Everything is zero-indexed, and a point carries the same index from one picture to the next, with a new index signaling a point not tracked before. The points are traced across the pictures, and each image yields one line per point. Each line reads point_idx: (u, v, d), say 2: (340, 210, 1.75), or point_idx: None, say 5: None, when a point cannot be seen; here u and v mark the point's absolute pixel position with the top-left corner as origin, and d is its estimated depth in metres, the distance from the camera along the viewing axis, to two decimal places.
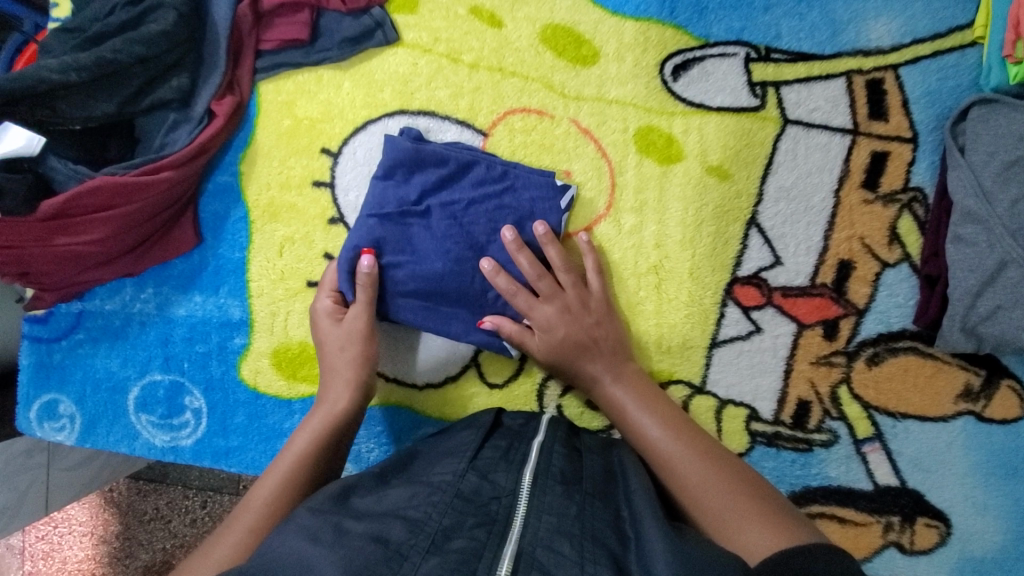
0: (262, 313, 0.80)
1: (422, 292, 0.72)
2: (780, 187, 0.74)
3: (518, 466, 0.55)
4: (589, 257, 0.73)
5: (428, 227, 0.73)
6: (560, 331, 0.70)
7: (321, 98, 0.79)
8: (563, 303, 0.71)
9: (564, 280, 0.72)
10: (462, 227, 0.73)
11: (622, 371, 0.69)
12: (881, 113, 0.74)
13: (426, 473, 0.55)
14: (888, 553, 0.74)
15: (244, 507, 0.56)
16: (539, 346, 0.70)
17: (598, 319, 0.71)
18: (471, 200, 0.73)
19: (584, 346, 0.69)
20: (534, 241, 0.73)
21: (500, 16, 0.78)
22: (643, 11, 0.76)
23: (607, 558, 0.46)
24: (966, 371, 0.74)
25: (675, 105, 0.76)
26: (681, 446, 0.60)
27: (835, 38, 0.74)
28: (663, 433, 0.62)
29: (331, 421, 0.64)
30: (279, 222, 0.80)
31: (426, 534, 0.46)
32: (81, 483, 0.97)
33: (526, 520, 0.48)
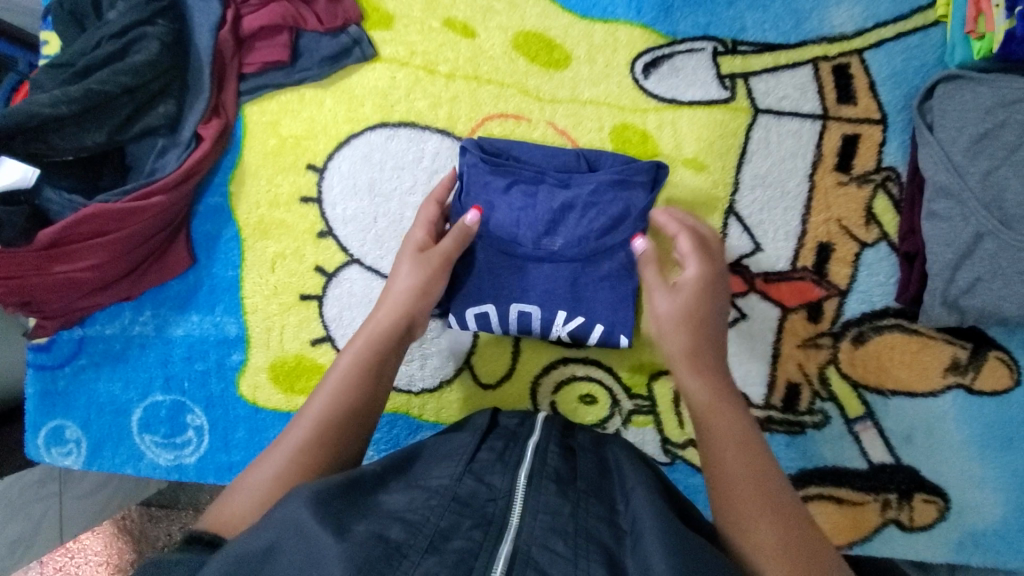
0: (258, 329, 0.82)
1: (506, 298, 0.74)
2: (755, 175, 0.76)
3: (513, 467, 0.56)
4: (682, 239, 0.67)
5: (539, 209, 0.73)
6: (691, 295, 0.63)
7: (304, 116, 0.81)
8: (705, 288, 0.63)
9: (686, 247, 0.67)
10: (601, 197, 0.73)
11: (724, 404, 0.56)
12: (849, 96, 0.75)
13: (423, 477, 0.56)
14: (888, 531, 0.75)
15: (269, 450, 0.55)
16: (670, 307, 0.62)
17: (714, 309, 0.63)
18: (630, 180, 0.72)
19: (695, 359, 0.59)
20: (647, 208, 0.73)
21: (473, 26, 0.79)
22: (611, 13, 0.77)
23: (599, 552, 0.47)
24: (952, 345, 0.75)
25: (648, 102, 0.77)
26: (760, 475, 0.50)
27: (799, 27, 0.75)
28: (745, 459, 0.51)
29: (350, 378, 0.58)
30: (269, 239, 0.82)
31: (425, 534, 0.46)
32: (93, 512, 0.99)
33: (521, 519, 0.49)
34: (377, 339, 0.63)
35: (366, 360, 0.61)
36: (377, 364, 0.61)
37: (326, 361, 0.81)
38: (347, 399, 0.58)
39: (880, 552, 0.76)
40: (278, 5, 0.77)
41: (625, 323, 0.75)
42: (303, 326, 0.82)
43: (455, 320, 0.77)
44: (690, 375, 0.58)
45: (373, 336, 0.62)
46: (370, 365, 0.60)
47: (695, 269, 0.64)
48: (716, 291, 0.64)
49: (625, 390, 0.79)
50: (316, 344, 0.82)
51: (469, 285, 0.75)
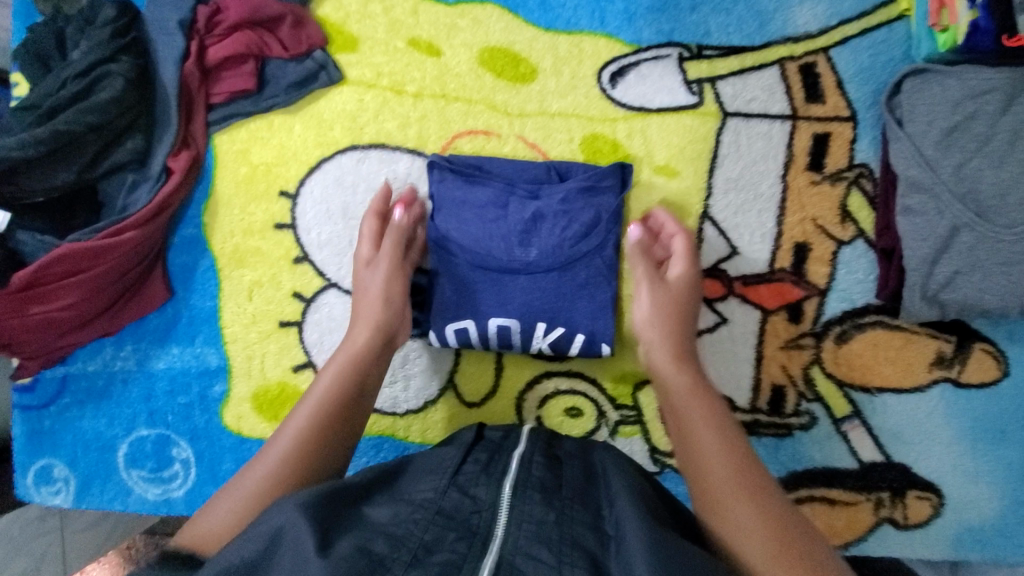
0: (239, 358, 0.82)
1: (484, 312, 0.74)
2: (728, 178, 0.75)
3: (498, 479, 0.55)
4: (676, 239, 0.72)
5: (513, 221, 0.73)
6: (670, 304, 0.69)
7: (274, 142, 0.80)
8: (680, 290, 0.70)
9: (678, 246, 0.71)
10: (573, 205, 0.73)
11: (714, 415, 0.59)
12: (818, 95, 0.74)
13: (408, 491, 0.54)
14: (883, 530, 0.75)
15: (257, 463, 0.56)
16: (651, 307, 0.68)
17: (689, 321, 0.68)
18: (599, 185, 0.73)
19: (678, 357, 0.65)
20: (614, 212, 0.73)
21: (438, 44, 0.78)
22: (575, 24, 0.77)
23: (585, 560, 0.46)
24: (937, 339, 0.74)
25: (617, 111, 0.76)
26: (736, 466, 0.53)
27: (763, 28, 0.74)
28: (723, 453, 0.55)
29: (334, 399, 0.60)
30: (245, 267, 0.81)
31: (408, 548, 0.46)
32: (97, 545, 0.95)
33: (507, 529, 0.48)
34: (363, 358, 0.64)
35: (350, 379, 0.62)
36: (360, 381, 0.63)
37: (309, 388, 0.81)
38: (330, 420, 0.59)
39: (875, 552, 0.75)
40: (242, 34, 0.76)
41: (605, 333, 0.74)
42: (284, 353, 0.81)
43: (435, 337, 0.76)
44: (671, 368, 0.64)
45: (350, 357, 0.64)
46: (350, 387, 0.62)
47: (681, 268, 0.70)
48: (693, 294, 0.70)
49: (610, 403, 0.79)
50: (298, 370, 0.81)
51: (448, 301, 0.74)
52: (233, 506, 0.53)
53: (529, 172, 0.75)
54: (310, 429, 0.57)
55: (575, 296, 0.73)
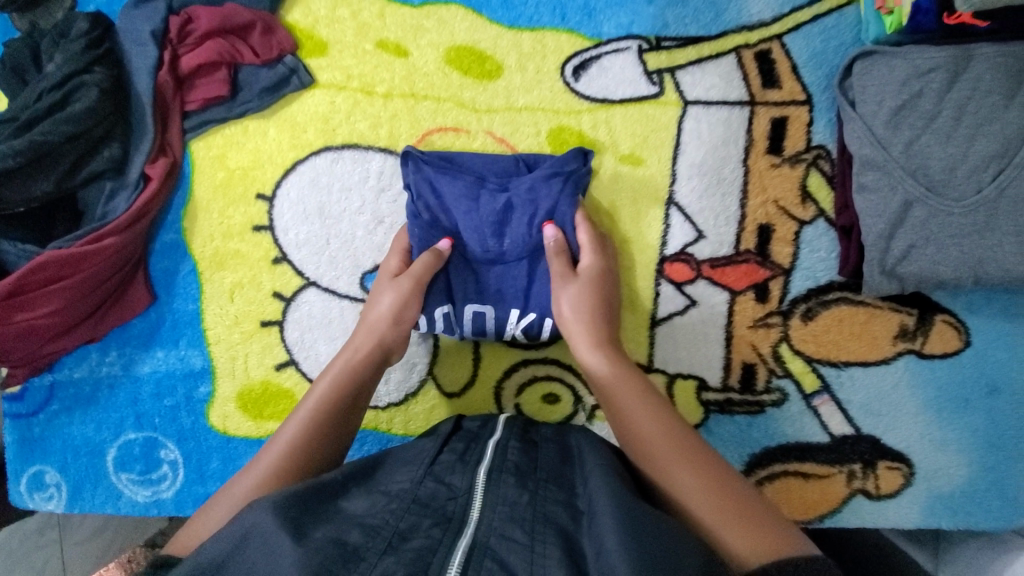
0: (222, 359, 0.84)
1: (462, 301, 0.77)
2: (691, 164, 0.78)
3: (472, 466, 0.57)
4: (581, 229, 0.74)
5: (487, 211, 0.74)
6: (593, 293, 0.71)
7: (250, 147, 0.82)
8: (597, 281, 0.72)
9: (583, 239, 0.74)
10: (538, 193, 0.74)
11: (640, 393, 0.62)
12: (774, 80, 0.76)
13: (385, 482, 0.56)
14: (857, 501, 0.77)
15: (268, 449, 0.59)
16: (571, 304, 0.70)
17: (609, 301, 0.72)
18: (560, 172, 0.74)
19: (597, 343, 0.67)
20: (578, 194, 0.75)
21: (405, 46, 0.80)
22: (537, 21, 0.79)
23: (555, 534, 0.48)
24: (899, 312, 0.76)
25: (581, 104, 0.79)
26: (671, 440, 0.57)
27: (719, 18, 0.76)
28: (657, 427, 0.58)
29: (329, 396, 0.63)
30: (226, 270, 0.83)
31: (383, 536, 0.47)
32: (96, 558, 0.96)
33: (481, 512, 0.50)
34: (351, 372, 0.66)
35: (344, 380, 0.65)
36: (348, 400, 0.64)
37: (292, 385, 0.83)
38: (332, 416, 0.62)
39: (851, 523, 0.77)
40: (214, 42, 0.79)
41: None
42: (266, 353, 0.83)
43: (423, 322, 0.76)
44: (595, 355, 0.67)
45: (348, 364, 0.66)
46: (346, 385, 0.64)
47: (589, 259, 0.73)
48: (605, 281, 0.73)
49: (587, 389, 0.80)
50: (280, 368, 0.83)
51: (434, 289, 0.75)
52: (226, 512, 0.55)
53: (500, 163, 0.77)
54: (310, 425, 0.60)
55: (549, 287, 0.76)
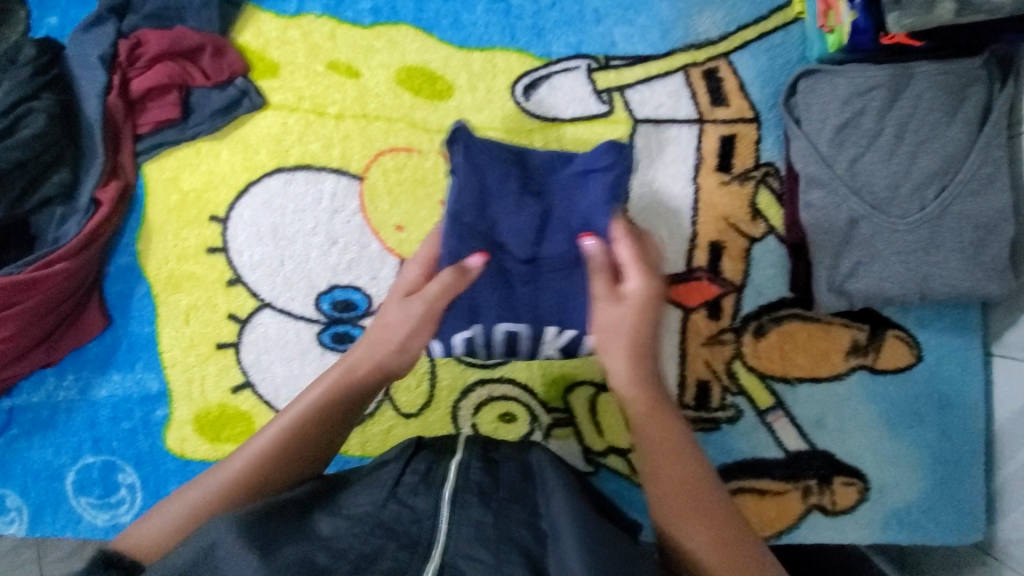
0: (179, 381, 0.83)
1: (494, 317, 0.68)
2: (642, 182, 0.78)
3: (436, 487, 0.53)
4: (622, 245, 0.64)
5: (523, 212, 0.65)
6: (636, 314, 0.61)
7: (202, 169, 0.82)
8: (646, 305, 0.62)
9: (625, 255, 0.63)
10: (557, 198, 0.66)
11: (665, 426, 0.56)
12: (722, 99, 0.76)
13: (346, 505, 0.51)
14: (812, 517, 0.76)
15: (225, 465, 0.54)
16: (602, 317, 0.62)
17: (653, 327, 0.61)
18: (595, 168, 0.66)
19: (637, 377, 0.58)
20: (615, 194, 0.65)
21: (356, 66, 0.80)
22: (487, 41, 0.79)
23: (521, 554, 0.46)
24: (851, 328, 0.76)
25: (531, 123, 0.79)
26: (692, 491, 0.52)
27: (666, 37, 0.77)
28: (677, 470, 0.53)
29: (303, 421, 0.57)
30: (181, 292, 0.83)
31: (348, 559, 0.44)
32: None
33: (447, 533, 0.47)
34: (332, 396, 0.59)
35: (325, 406, 0.58)
36: (321, 435, 0.57)
37: (249, 407, 0.82)
38: (302, 443, 0.56)
39: (806, 539, 0.77)
40: (163, 65, 0.79)
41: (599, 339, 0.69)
42: (223, 375, 0.83)
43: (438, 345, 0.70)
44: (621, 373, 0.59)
45: (330, 388, 0.59)
46: (327, 415, 0.58)
47: (637, 283, 0.62)
48: (654, 313, 0.62)
49: (542, 406, 0.80)
50: (237, 391, 0.82)
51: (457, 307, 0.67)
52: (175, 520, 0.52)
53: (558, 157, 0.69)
54: (284, 448, 0.55)
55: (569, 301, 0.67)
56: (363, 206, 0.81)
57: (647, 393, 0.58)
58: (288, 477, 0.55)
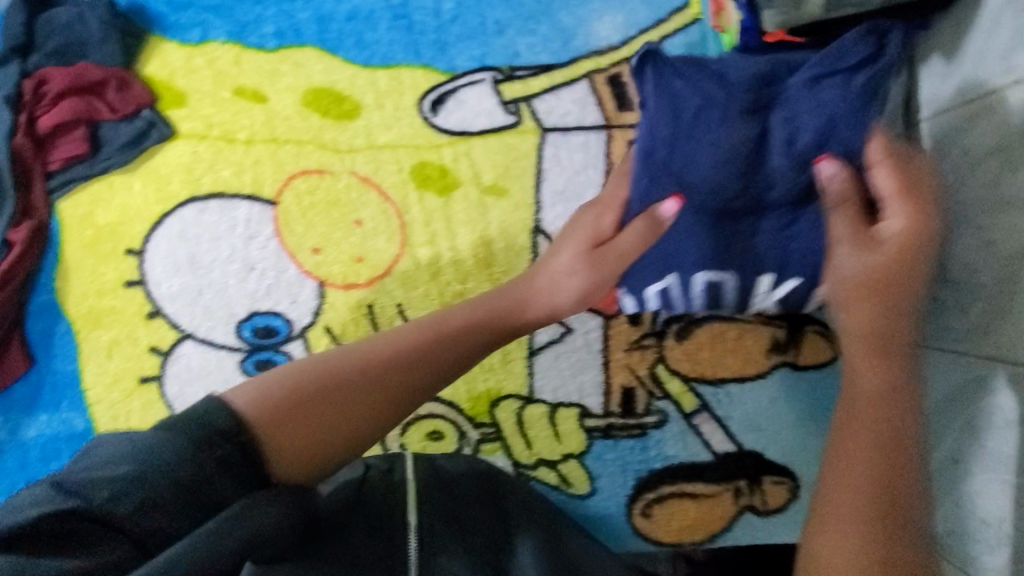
0: (105, 419, 0.81)
1: (643, 277, 0.67)
2: (554, 191, 0.77)
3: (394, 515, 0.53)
4: (881, 169, 0.54)
5: (692, 147, 0.60)
6: (912, 244, 0.52)
7: (116, 202, 0.81)
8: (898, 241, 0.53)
9: (888, 186, 0.54)
10: (797, 106, 0.59)
11: (891, 400, 0.47)
12: (627, 103, 0.77)
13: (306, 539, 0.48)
14: (745, 518, 0.75)
15: (324, 365, 0.50)
16: (853, 258, 0.53)
17: (911, 287, 0.51)
18: (828, 73, 0.58)
19: (880, 327, 0.50)
20: (867, 97, 0.57)
21: (263, 91, 0.80)
22: (391, 58, 0.80)
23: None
24: (770, 326, 0.75)
25: (440, 138, 0.79)
26: (880, 484, 0.43)
27: (568, 45, 0.78)
28: (884, 436, 0.45)
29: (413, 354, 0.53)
30: (102, 327, 0.81)
31: None
32: None
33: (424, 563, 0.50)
34: (439, 349, 0.55)
35: (425, 355, 0.54)
36: (413, 382, 0.52)
37: None
38: (405, 383, 0.52)
39: (741, 541, 0.76)
40: (69, 102, 0.79)
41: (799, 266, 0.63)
42: (148, 410, 0.80)
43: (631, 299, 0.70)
44: (866, 362, 0.49)
45: (437, 333, 0.56)
46: (427, 356, 0.54)
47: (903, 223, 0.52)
48: (922, 256, 0.52)
49: (469, 422, 0.78)
50: None
51: (648, 260, 0.66)
52: (266, 389, 0.47)
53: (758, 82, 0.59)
54: (384, 377, 0.51)
55: (672, 255, 0.65)
56: (278, 231, 0.80)
57: (892, 366, 0.49)
58: (386, 415, 0.50)
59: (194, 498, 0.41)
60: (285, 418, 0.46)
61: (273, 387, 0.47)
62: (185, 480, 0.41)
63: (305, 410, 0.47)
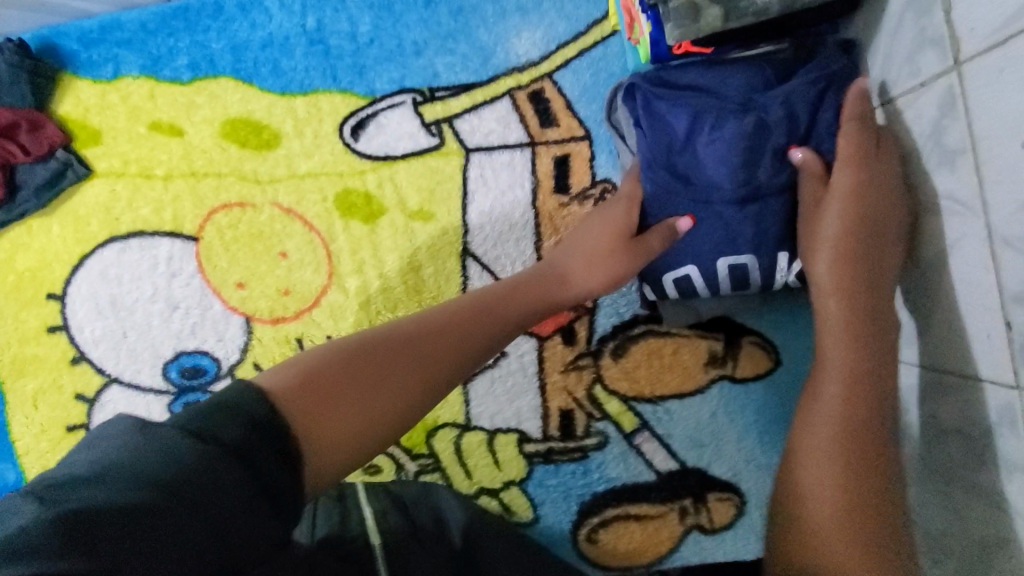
0: (33, 470, 0.78)
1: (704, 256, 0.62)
2: (482, 212, 0.75)
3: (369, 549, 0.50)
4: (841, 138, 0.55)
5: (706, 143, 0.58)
6: (868, 205, 0.53)
7: (35, 247, 0.79)
8: (865, 200, 0.54)
9: (845, 150, 0.54)
10: (790, 98, 0.57)
11: (851, 378, 0.51)
12: (550, 119, 0.75)
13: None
14: (692, 537, 0.73)
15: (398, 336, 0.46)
16: (839, 219, 0.54)
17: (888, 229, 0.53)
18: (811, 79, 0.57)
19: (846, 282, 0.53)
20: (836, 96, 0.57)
21: (180, 124, 0.78)
22: (309, 85, 0.78)
23: None
24: (706, 339, 0.74)
25: (363, 164, 0.77)
26: (845, 462, 0.48)
27: (487, 63, 0.76)
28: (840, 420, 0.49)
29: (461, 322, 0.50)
30: (25, 376, 0.79)
31: None
32: None
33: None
34: (473, 315, 0.52)
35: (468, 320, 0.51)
36: (453, 352, 0.48)
37: None
38: (453, 343, 0.48)
39: (690, 561, 0.73)
40: None
41: None
42: None
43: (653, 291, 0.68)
44: (841, 313, 0.53)
45: (468, 303, 0.52)
46: (479, 325, 0.51)
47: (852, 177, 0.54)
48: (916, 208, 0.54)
49: (406, 454, 0.75)
50: None
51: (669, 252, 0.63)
52: (301, 371, 0.41)
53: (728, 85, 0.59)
54: (424, 343, 0.46)
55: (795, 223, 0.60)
56: (202, 268, 0.77)
57: (865, 322, 0.52)
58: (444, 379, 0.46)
59: (194, 505, 0.32)
60: (326, 394, 0.40)
61: (330, 366, 0.41)
62: (186, 480, 0.32)
63: (344, 386, 0.41)
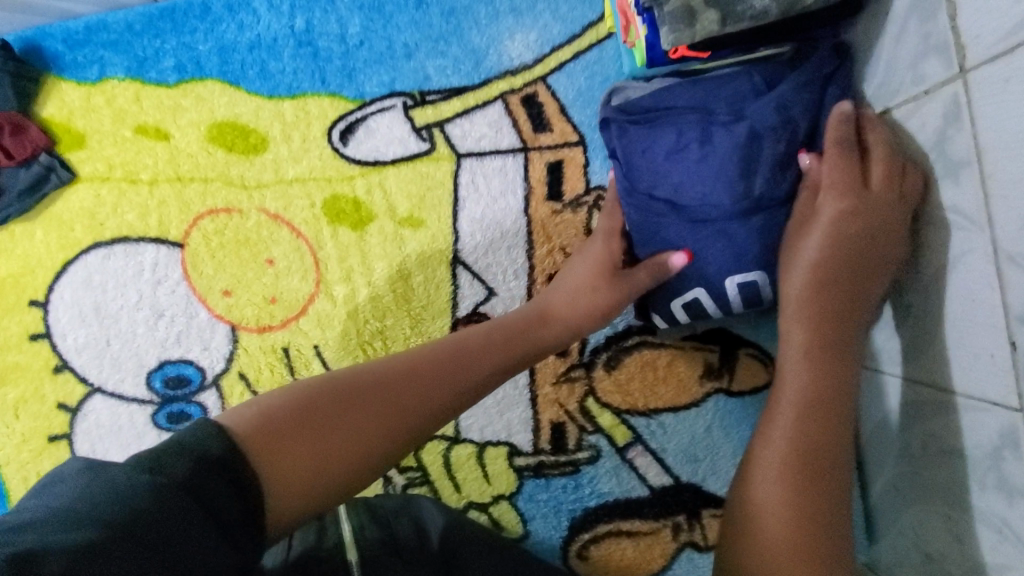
0: (15, 480, 0.77)
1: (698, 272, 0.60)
2: (472, 219, 0.73)
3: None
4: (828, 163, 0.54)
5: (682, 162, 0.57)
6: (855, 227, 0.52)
7: (18, 252, 0.78)
8: (836, 230, 0.53)
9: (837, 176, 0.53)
10: (787, 104, 0.55)
11: (820, 397, 0.50)
12: (544, 124, 0.73)
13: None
14: (686, 555, 0.71)
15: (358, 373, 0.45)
16: (822, 244, 0.53)
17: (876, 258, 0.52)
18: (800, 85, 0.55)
19: (821, 309, 0.53)
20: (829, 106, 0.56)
21: (166, 127, 0.77)
22: (297, 88, 0.76)
23: None
24: (702, 350, 0.72)
25: (352, 169, 0.75)
26: (806, 478, 0.47)
27: (480, 65, 0.74)
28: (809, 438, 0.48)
29: (431, 361, 0.49)
30: (7, 385, 0.77)
31: None
32: None
33: None
34: (445, 352, 0.50)
35: (442, 362, 0.49)
36: (419, 394, 0.46)
37: None
38: (417, 380, 0.47)
39: None
40: None
41: None
42: None
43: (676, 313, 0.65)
44: (815, 334, 0.52)
45: (445, 344, 0.51)
46: (453, 363, 0.50)
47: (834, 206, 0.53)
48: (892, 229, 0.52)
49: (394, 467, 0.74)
50: None
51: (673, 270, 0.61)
52: (258, 409, 0.41)
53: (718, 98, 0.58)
54: (387, 383, 0.45)
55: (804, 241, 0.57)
56: (187, 274, 0.76)
57: (828, 349, 0.52)
58: (406, 421, 0.45)
59: (147, 542, 0.31)
60: (284, 432, 0.40)
61: (287, 403, 0.42)
62: (138, 519, 0.32)
63: (296, 424, 0.41)
